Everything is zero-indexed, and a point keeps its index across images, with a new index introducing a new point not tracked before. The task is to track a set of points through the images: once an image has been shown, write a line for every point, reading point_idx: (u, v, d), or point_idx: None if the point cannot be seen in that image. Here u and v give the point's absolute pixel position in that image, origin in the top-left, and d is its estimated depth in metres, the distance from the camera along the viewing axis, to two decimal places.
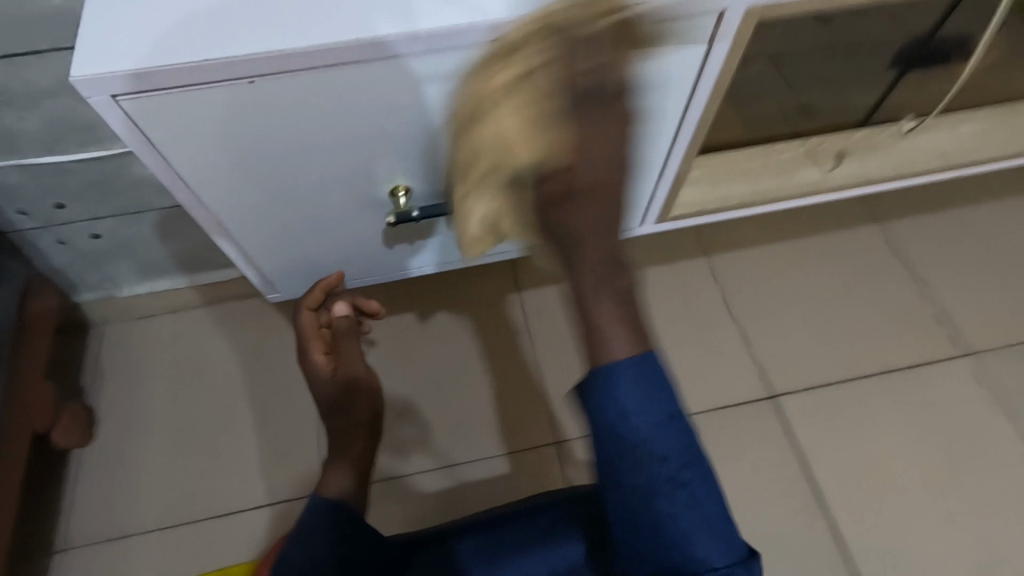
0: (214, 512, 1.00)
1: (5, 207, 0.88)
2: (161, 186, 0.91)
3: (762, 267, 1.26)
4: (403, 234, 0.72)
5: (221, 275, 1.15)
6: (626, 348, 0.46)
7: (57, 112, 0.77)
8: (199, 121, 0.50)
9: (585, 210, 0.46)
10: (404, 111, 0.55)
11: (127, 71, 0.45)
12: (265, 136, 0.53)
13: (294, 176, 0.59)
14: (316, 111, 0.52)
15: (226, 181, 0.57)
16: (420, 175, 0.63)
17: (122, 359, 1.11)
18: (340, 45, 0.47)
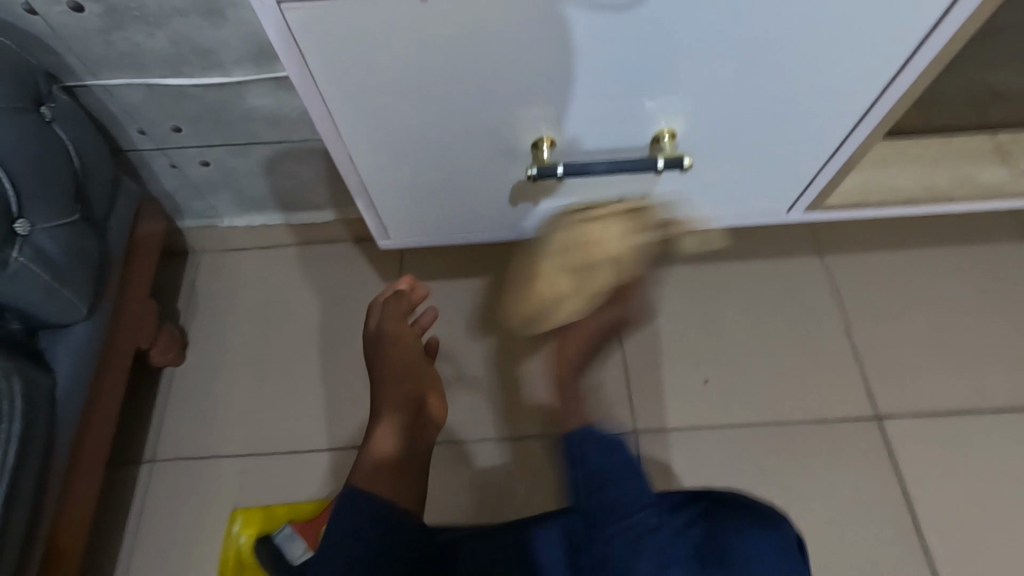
0: (289, 449, 1.02)
1: (128, 126, 0.89)
2: (272, 119, 0.90)
3: (882, 274, 1.14)
4: (525, 186, 0.68)
5: (315, 216, 1.14)
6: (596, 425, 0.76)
7: (183, 34, 0.75)
8: (346, 43, 0.50)
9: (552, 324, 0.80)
10: (553, 50, 0.52)
11: None
12: (399, 65, 0.53)
13: (426, 106, 0.57)
14: (457, 43, 0.51)
15: (358, 102, 0.57)
16: (559, 125, 0.60)
17: (214, 288, 1.15)
18: None
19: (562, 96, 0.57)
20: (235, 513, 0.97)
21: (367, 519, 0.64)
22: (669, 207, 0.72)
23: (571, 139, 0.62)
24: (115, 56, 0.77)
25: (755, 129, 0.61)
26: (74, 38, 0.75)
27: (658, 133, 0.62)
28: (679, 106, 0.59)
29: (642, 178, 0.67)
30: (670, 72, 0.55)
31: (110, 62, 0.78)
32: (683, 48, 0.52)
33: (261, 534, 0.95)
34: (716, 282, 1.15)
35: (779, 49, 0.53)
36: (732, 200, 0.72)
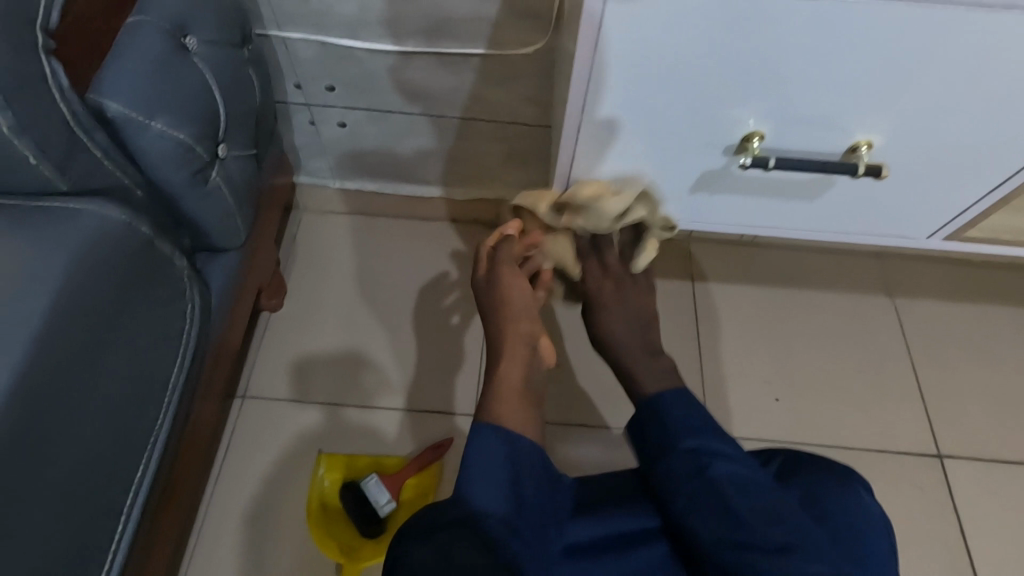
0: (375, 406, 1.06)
1: (286, 79, 0.95)
2: (420, 91, 0.95)
3: (949, 321, 1.19)
4: (710, 179, 0.68)
5: (421, 193, 1.18)
6: (655, 386, 0.69)
7: (375, 1, 0.81)
8: (635, 28, 0.53)
9: (618, 317, 0.74)
10: (800, 57, 0.55)
11: None
12: (668, 51, 0.55)
13: (717, 54, 0.55)
14: (732, 34, 0.53)
15: (620, 68, 0.57)
16: (771, 129, 0.62)
17: (315, 245, 1.20)
18: None
19: (789, 103, 0.59)
20: (319, 457, 1.00)
21: (497, 471, 0.58)
22: (814, 219, 0.74)
23: (775, 142, 0.63)
24: (305, 11, 0.83)
25: (939, 153, 0.64)
26: None
27: (856, 143, 0.63)
28: (883, 126, 0.61)
29: (812, 184, 0.68)
30: (886, 93, 0.58)
31: (296, 18, 0.84)
32: (935, 48, 0.54)
33: (343, 480, 0.99)
34: (791, 309, 1.20)
35: (1014, 69, 0.55)
36: (886, 219, 0.73)
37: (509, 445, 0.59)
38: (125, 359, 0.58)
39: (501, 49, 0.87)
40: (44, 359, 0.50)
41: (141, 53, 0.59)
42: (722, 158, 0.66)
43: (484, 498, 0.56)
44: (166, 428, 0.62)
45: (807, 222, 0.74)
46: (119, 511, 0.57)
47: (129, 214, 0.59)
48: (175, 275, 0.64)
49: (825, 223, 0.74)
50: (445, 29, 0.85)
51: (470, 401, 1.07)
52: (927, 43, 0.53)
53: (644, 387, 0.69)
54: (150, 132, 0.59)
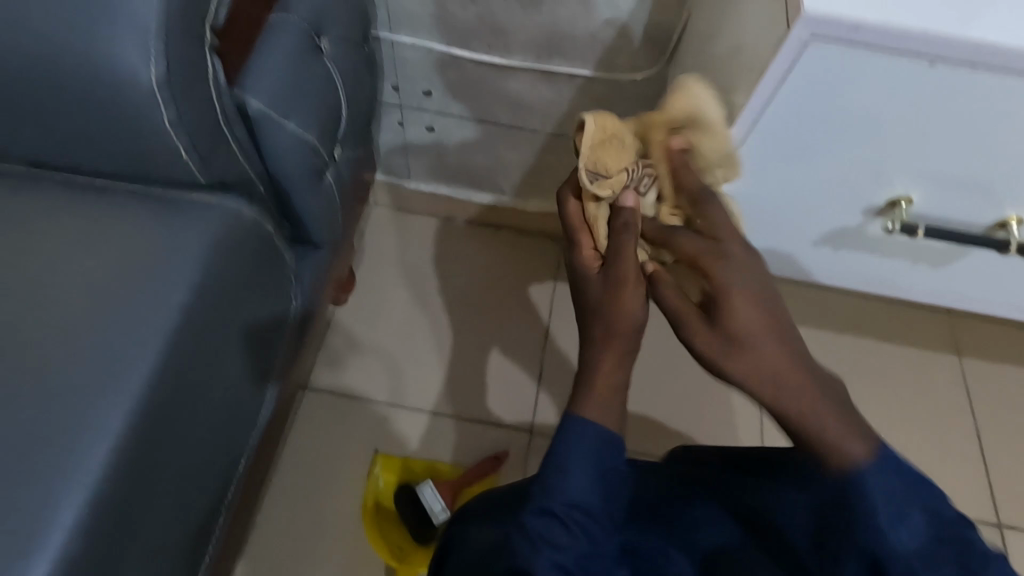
0: (356, 368, 1.09)
1: (386, 80, 0.96)
2: (515, 105, 0.95)
3: (1017, 388, 1.16)
4: (847, 236, 0.63)
5: (493, 201, 1.17)
6: (860, 449, 0.43)
7: (494, 14, 0.81)
8: (818, 81, 0.48)
9: (752, 318, 0.44)
10: (987, 135, 0.48)
11: (822, 15, 0.43)
12: (846, 106, 0.49)
13: (895, 121, 0.49)
14: (922, 101, 0.47)
15: (790, 115, 0.51)
16: (930, 199, 0.55)
17: (385, 242, 1.20)
18: (1019, 52, 0.42)
19: (957, 180, 0.53)
20: (377, 457, 1.01)
21: (591, 470, 0.47)
22: (936, 284, 0.67)
23: (931, 211, 0.57)
24: (422, 16, 0.84)
25: None
26: None
27: (1005, 220, 0.55)
28: None
29: (943, 252, 0.63)
30: None
31: (411, 23, 0.85)
32: None
33: (397, 483, 0.99)
34: (856, 356, 1.18)
35: None
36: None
37: (608, 451, 0.48)
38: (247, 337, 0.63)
39: (608, 73, 0.86)
40: (196, 340, 0.55)
41: (284, 53, 0.60)
42: (860, 216, 0.60)
43: (585, 494, 0.47)
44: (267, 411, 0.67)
45: (939, 289, 0.68)
46: (227, 469, 0.65)
47: (258, 210, 0.61)
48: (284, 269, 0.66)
49: (958, 294, 0.68)
50: (558, 48, 0.84)
51: (526, 416, 1.07)
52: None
53: (835, 456, 0.43)
54: (285, 132, 0.60)
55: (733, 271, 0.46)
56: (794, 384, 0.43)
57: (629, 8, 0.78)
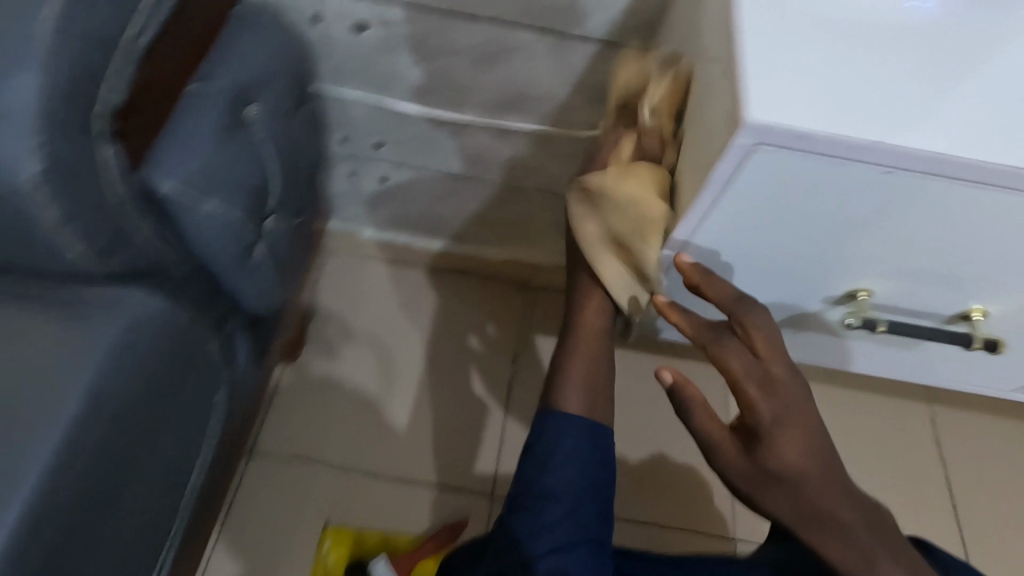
0: (349, 358, 1.08)
1: (335, 131, 0.91)
2: (473, 158, 0.91)
3: (989, 436, 1.14)
4: (809, 322, 0.62)
5: (455, 249, 1.12)
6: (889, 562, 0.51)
7: (446, 71, 0.77)
8: (767, 183, 0.47)
9: (795, 445, 0.51)
10: (936, 229, 0.48)
11: (766, 124, 0.42)
12: (797, 205, 0.48)
13: (846, 220, 0.49)
14: (870, 201, 0.47)
15: (745, 214, 0.51)
16: (886, 285, 0.55)
17: (341, 292, 1.14)
18: (962, 160, 0.42)
19: (908, 269, 0.53)
20: (327, 530, 0.94)
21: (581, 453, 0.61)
22: (901, 364, 0.66)
23: (889, 297, 0.56)
24: (368, 70, 0.79)
25: None
26: (340, 49, 0.76)
27: (967, 310, 0.55)
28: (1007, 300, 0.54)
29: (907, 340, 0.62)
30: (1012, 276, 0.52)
31: (358, 77, 0.80)
32: None
33: (350, 558, 0.92)
34: (832, 403, 1.14)
35: None
36: (990, 377, 0.65)
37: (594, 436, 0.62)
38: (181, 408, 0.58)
39: (567, 128, 0.83)
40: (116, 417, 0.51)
41: (203, 130, 0.55)
42: (822, 303, 0.59)
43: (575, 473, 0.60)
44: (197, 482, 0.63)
45: (906, 369, 0.67)
46: (155, 546, 0.60)
47: (173, 297, 0.55)
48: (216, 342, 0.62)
49: (924, 374, 0.67)
50: (513, 104, 0.80)
51: (489, 480, 1.01)
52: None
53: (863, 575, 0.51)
54: (202, 213, 0.55)
55: (763, 396, 0.52)
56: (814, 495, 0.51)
57: (587, 67, 0.74)
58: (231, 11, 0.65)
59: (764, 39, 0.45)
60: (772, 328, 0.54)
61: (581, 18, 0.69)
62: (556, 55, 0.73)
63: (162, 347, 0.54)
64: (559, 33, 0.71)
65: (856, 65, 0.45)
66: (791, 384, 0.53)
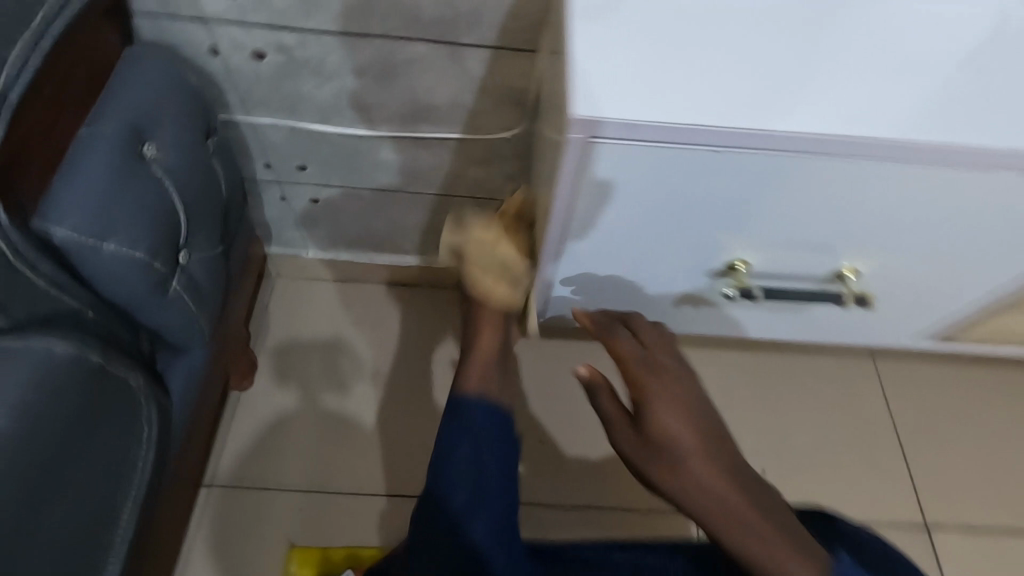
0: (358, 395, 1.07)
1: (256, 158, 0.92)
2: (395, 171, 0.92)
3: (931, 387, 1.17)
4: (694, 298, 0.64)
5: (396, 261, 1.13)
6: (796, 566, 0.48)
7: (350, 89, 0.79)
8: (611, 173, 0.48)
9: (671, 413, 0.54)
10: (784, 194, 0.51)
11: (593, 119, 0.43)
12: (647, 190, 0.50)
13: (696, 198, 0.51)
14: (711, 177, 0.49)
15: (604, 207, 0.52)
16: (758, 252, 0.57)
17: (288, 316, 1.13)
18: (784, 134, 0.46)
19: (771, 236, 0.55)
20: (292, 553, 0.94)
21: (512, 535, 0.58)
22: (794, 327, 0.69)
23: (762, 265, 0.58)
24: (276, 96, 0.80)
25: (931, 275, 0.59)
26: (243, 78, 0.78)
27: (841, 271, 0.58)
28: (873, 253, 0.57)
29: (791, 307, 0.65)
30: (868, 232, 0.54)
31: (266, 103, 0.81)
32: (920, 199, 0.51)
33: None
34: (779, 372, 1.16)
35: (998, 215, 0.52)
36: (880, 330, 0.68)
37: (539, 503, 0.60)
38: (105, 441, 0.59)
39: (481, 133, 0.85)
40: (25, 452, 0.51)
41: (94, 170, 0.57)
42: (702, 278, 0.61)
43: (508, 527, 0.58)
44: (131, 518, 0.62)
45: (801, 333, 0.70)
46: None
47: (77, 340, 0.56)
48: (138, 379, 0.63)
49: (818, 335, 0.70)
50: (424, 115, 0.82)
51: None
52: (929, 187, 0.50)
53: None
54: (105, 254, 0.56)
55: (650, 375, 0.57)
56: (697, 462, 0.53)
57: (484, 74, 0.76)
58: (121, 54, 0.66)
59: (603, 41, 0.48)
60: (660, 329, 0.62)
61: (466, 28, 0.71)
62: (452, 64, 0.75)
63: (70, 379, 0.55)
64: (453, 44, 0.73)
65: (689, 60, 0.48)
66: (673, 366, 0.58)
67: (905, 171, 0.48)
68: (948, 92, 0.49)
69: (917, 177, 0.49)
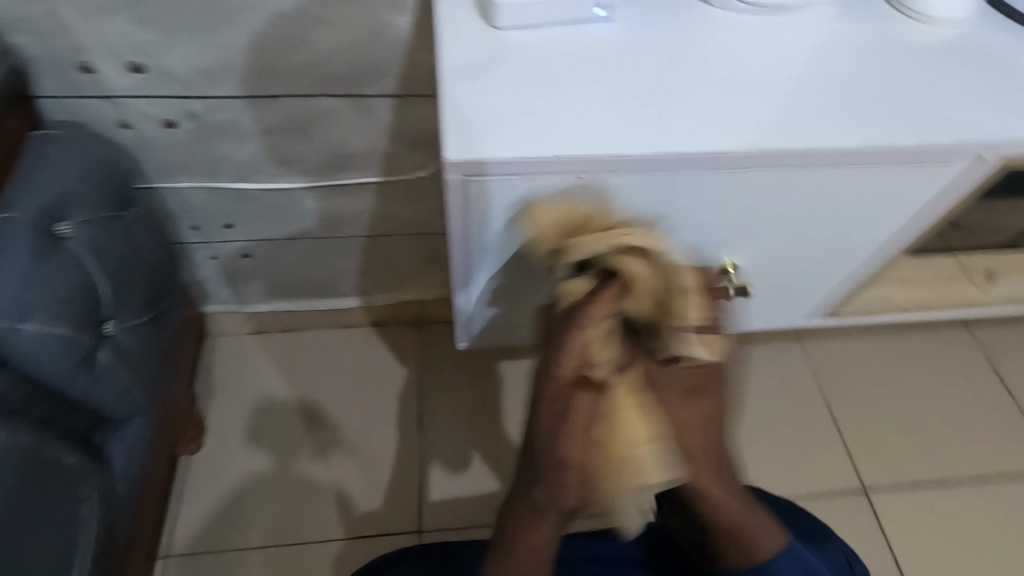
0: (337, 464, 1.06)
1: (182, 221, 0.93)
2: (322, 217, 0.95)
3: (860, 359, 1.24)
4: None
5: (337, 304, 1.14)
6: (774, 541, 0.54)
7: (265, 146, 0.82)
8: (493, 205, 0.53)
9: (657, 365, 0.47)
10: (655, 208, 0.55)
11: (466, 160, 0.48)
12: (529, 215, 0.54)
13: None
14: (585, 200, 0.53)
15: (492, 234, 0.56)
16: None
17: (233, 372, 1.13)
18: (645, 155, 0.50)
19: None
20: None
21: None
22: None
23: None
24: (194, 160, 0.82)
25: (814, 262, 0.64)
26: (158, 147, 0.80)
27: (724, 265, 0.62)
28: (757, 250, 0.61)
29: None
30: (747, 232, 0.59)
31: (184, 168, 0.84)
32: (789, 200, 0.55)
33: None
34: None
35: (863, 206, 0.57)
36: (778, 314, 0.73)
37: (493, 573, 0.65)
38: (42, 524, 0.58)
39: (399, 173, 0.88)
40: None
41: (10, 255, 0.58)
42: None
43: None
44: None
45: None
46: None
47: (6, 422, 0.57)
48: (71, 455, 0.63)
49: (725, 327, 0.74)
50: (342, 163, 0.86)
51: (411, 518, 1.02)
52: (801, 187, 0.54)
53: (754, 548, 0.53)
54: (24, 335, 0.58)
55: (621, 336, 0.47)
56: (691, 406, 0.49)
57: (392, 119, 0.80)
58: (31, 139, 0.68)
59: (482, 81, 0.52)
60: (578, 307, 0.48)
61: (368, 80, 0.75)
62: (360, 113, 0.79)
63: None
64: (358, 95, 0.77)
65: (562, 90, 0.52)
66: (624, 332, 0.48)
67: (767, 177, 0.53)
68: (801, 90, 0.53)
69: (782, 180, 0.53)
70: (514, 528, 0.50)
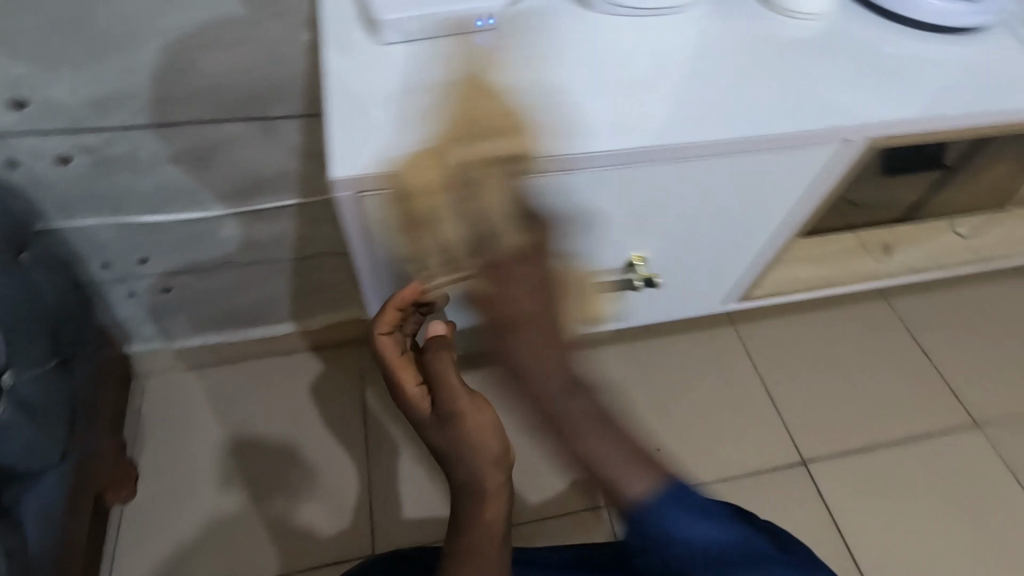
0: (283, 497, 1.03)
1: (91, 260, 0.89)
2: (242, 244, 0.92)
3: (789, 337, 1.29)
4: None
5: (269, 331, 1.11)
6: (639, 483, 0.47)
7: (171, 176, 0.79)
8: (392, 218, 0.53)
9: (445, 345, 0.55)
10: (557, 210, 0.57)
11: (357, 177, 0.48)
12: None
13: None
14: None
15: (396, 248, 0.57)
16: None
17: (164, 412, 1.08)
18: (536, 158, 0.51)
19: None
20: None
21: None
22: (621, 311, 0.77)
23: None
24: (95, 195, 0.79)
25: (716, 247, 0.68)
26: (55, 185, 0.76)
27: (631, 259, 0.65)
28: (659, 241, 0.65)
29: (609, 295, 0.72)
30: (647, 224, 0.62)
31: (86, 205, 0.80)
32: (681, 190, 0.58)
33: None
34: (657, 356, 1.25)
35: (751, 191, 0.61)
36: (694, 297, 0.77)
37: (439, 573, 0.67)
38: None
39: (316, 193, 0.87)
40: None
41: None
42: None
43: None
44: None
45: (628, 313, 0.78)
46: None
47: None
48: None
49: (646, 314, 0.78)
50: (256, 188, 0.84)
51: (364, 541, 1.00)
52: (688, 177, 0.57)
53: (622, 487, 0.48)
54: None
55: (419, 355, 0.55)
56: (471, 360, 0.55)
57: (301, 140, 0.79)
58: None
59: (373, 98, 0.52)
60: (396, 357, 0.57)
61: (271, 101, 0.74)
62: (267, 136, 0.78)
63: None
64: (263, 117, 0.76)
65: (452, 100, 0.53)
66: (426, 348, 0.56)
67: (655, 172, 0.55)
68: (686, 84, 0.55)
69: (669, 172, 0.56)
70: (468, 518, 0.52)
